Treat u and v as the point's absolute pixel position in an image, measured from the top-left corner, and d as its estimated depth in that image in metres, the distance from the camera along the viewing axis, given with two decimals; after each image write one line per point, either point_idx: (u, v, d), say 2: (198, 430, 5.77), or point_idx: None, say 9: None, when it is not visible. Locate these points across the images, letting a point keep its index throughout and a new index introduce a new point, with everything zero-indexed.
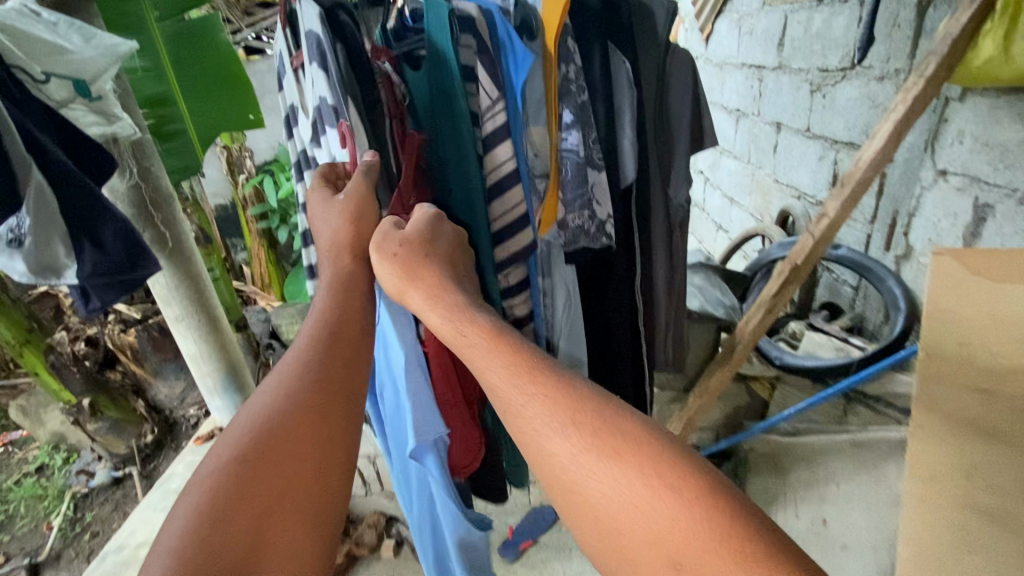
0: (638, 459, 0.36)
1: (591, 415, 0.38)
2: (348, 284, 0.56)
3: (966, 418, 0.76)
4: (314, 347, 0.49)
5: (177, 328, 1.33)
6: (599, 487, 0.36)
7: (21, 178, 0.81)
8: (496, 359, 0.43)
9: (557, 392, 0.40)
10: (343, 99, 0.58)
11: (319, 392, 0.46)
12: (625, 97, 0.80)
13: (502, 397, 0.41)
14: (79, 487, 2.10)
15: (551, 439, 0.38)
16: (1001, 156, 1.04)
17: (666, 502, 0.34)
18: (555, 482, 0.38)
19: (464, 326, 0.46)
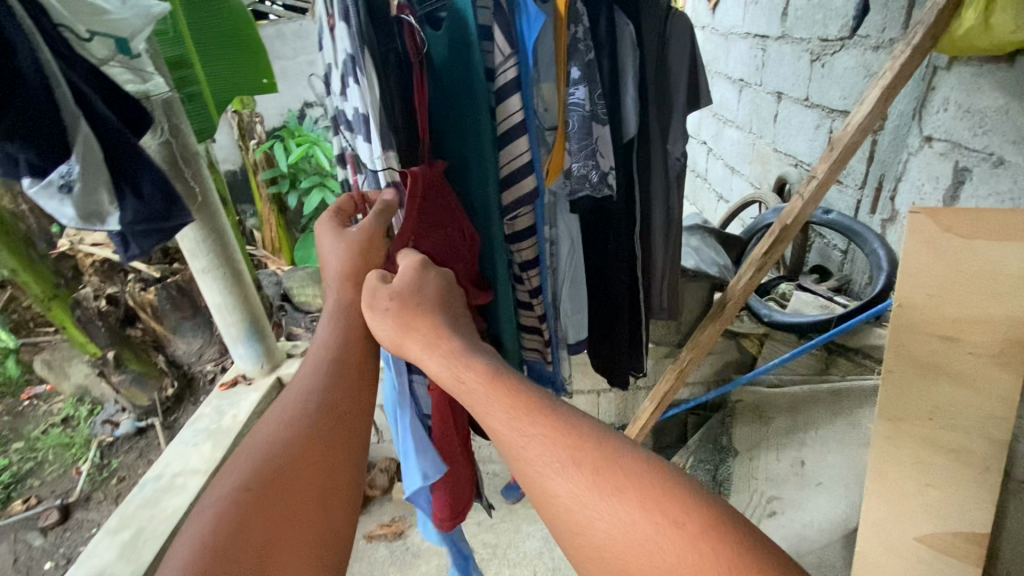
0: (639, 495, 0.42)
1: (592, 456, 0.45)
2: (351, 314, 0.70)
3: (926, 360, 0.83)
4: (320, 378, 0.63)
5: (203, 281, 1.43)
6: (604, 526, 0.42)
7: (69, 127, 0.87)
8: (502, 408, 0.50)
9: (557, 435, 0.47)
10: (359, 49, 0.65)
11: (323, 419, 0.59)
12: (629, 57, 0.87)
13: (509, 442, 0.49)
14: (104, 436, 2.09)
15: (555, 481, 0.45)
16: (979, 123, 1.12)
17: (672, 540, 0.39)
18: (564, 524, 0.44)
19: (462, 374, 0.55)
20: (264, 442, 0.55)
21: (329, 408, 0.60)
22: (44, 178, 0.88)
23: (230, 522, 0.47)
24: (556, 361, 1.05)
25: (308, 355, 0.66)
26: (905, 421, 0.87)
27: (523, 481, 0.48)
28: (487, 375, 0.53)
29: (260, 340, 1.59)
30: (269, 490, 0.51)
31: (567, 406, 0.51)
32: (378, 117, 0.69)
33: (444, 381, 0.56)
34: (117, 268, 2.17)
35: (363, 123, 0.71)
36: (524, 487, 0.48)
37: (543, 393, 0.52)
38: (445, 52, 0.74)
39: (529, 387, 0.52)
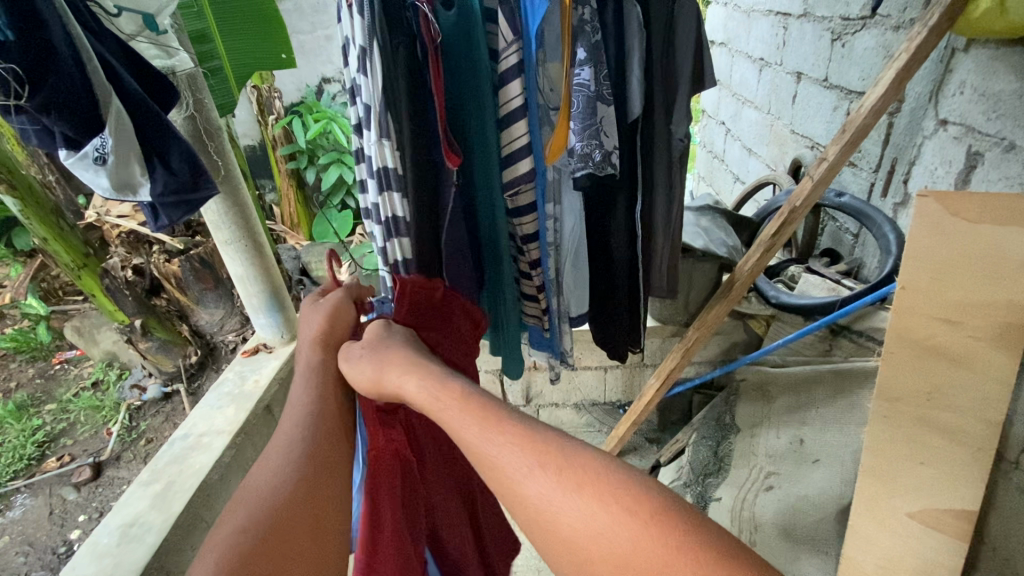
0: (597, 490, 0.47)
1: (556, 457, 0.50)
2: (319, 369, 0.75)
3: (927, 343, 0.81)
4: (305, 426, 0.66)
5: (226, 251, 1.49)
6: (569, 523, 0.46)
7: (102, 102, 0.91)
8: (472, 423, 0.55)
9: (524, 439, 0.52)
10: (369, 41, 0.75)
11: (315, 464, 0.63)
12: (635, 40, 0.90)
13: (481, 453, 0.53)
14: (133, 400, 2.19)
15: (524, 481, 0.49)
16: (994, 107, 1.10)
17: (628, 527, 0.44)
18: (535, 524, 0.48)
19: (438, 392, 0.60)
20: (259, 488, 0.58)
21: (316, 456, 0.63)
22: (79, 150, 0.92)
23: (236, 566, 0.50)
24: (554, 330, 1.17)
25: (289, 409, 0.69)
26: (901, 402, 0.85)
27: (495, 485, 0.52)
28: (461, 396, 0.58)
29: (281, 311, 1.65)
30: (269, 535, 0.54)
31: (530, 418, 0.56)
32: (379, 106, 0.79)
33: (425, 404, 0.61)
34: (143, 240, 2.26)
35: (374, 114, 0.81)
36: (494, 490, 0.53)
37: (507, 407, 0.57)
38: (451, 32, 0.81)
39: (495, 400, 0.58)
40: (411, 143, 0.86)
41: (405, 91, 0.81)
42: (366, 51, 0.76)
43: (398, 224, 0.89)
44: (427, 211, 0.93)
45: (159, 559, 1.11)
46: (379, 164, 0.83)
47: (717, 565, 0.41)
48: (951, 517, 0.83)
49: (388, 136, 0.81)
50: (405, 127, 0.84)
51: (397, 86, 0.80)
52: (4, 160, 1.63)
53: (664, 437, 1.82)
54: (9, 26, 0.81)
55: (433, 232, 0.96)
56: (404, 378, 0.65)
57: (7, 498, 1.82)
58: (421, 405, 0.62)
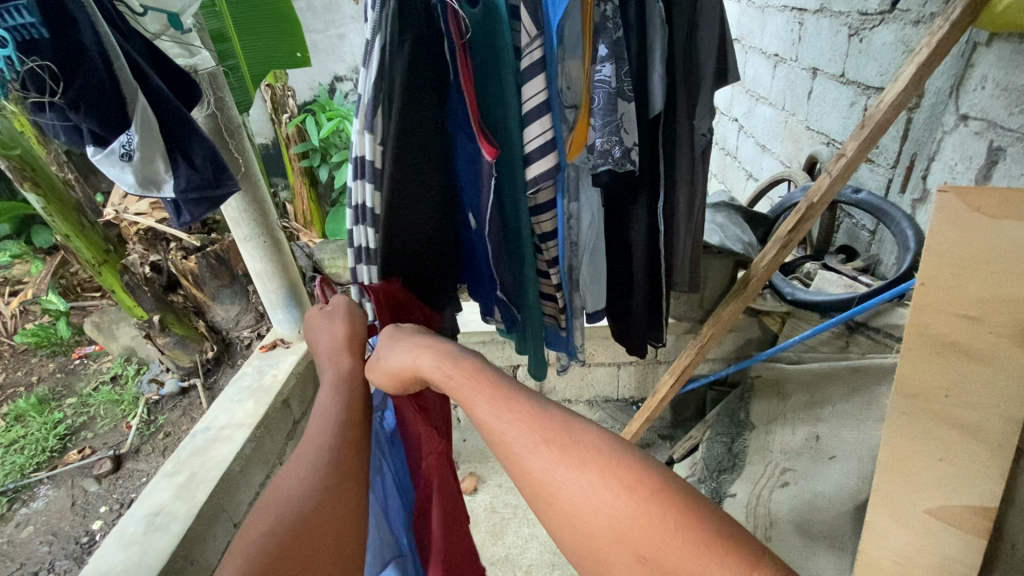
0: (600, 467, 0.48)
1: (560, 435, 0.51)
2: (348, 377, 0.80)
3: (947, 340, 0.81)
4: (328, 433, 0.68)
5: (245, 248, 1.52)
6: (571, 499, 0.48)
7: (128, 101, 0.93)
8: (483, 392, 0.57)
9: (531, 416, 0.53)
10: (372, 35, 0.78)
11: (337, 471, 0.63)
12: (657, 35, 0.90)
13: (490, 427, 0.55)
14: (151, 395, 2.23)
15: (529, 457, 0.51)
16: (1017, 101, 1.09)
17: (628, 503, 0.46)
18: (539, 498, 0.50)
19: (451, 371, 0.63)
20: (284, 493, 0.59)
21: (339, 462, 0.65)
22: (106, 147, 0.94)
23: (258, 567, 0.49)
24: (569, 328, 1.20)
25: (313, 424, 0.70)
26: (921, 398, 0.85)
27: (503, 459, 0.54)
28: (473, 370, 0.60)
29: (297, 307, 1.68)
30: (290, 536, 0.54)
31: (539, 398, 0.57)
32: (367, 100, 0.82)
33: (437, 378, 0.64)
34: (160, 237, 2.27)
35: (365, 107, 0.85)
36: (501, 462, 0.54)
37: (520, 385, 0.58)
38: (476, 28, 0.83)
39: (505, 378, 0.59)
40: (401, 137, 0.86)
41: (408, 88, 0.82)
42: (371, 46, 0.79)
43: (365, 211, 0.92)
44: (410, 204, 0.93)
45: (182, 547, 1.14)
46: (357, 153, 0.88)
47: (716, 541, 0.42)
48: (971, 514, 0.83)
49: (372, 131, 0.85)
50: (404, 124, 0.85)
51: (394, 83, 0.82)
52: (29, 157, 1.67)
53: (678, 433, 1.82)
54: (43, 24, 0.83)
55: (409, 227, 0.95)
56: (421, 356, 0.68)
57: (30, 489, 1.86)
58: (437, 379, 0.64)
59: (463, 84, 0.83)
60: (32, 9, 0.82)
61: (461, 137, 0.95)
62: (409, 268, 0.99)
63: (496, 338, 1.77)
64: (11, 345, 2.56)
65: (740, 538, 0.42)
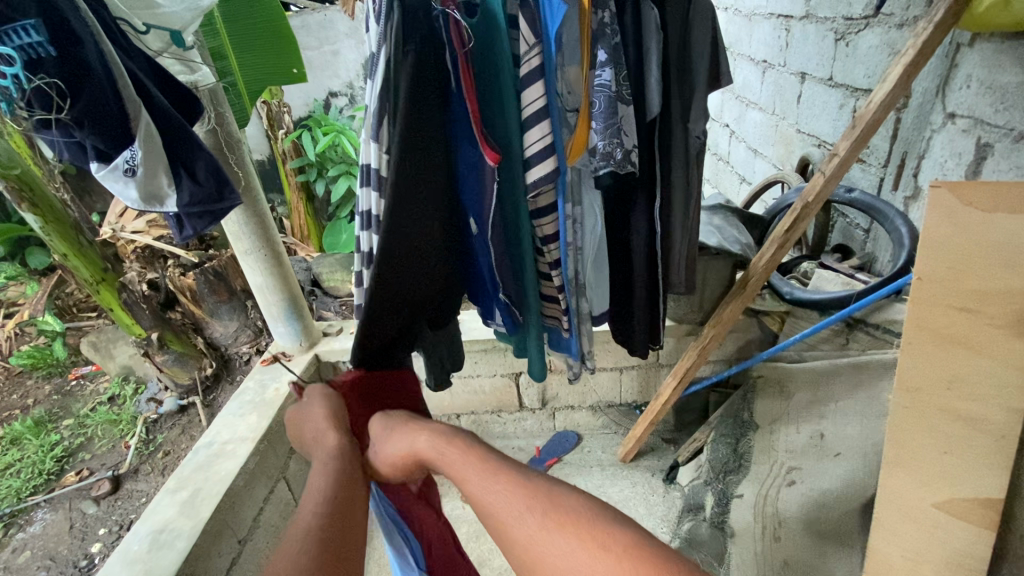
0: (579, 530, 0.56)
1: (541, 501, 0.59)
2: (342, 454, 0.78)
3: (948, 333, 0.85)
4: (318, 515, 0.65)
5: (246, 262, 1.52)
6: (556, 560, 0.55)
7: (132, 117, 0.94)
8: (474, 465, 0.65)
9: (518, 486, 0.61)
10: (379, 48, 0.82)
11: (326, 552, 0.60)
12: (652, 41, 0.93)
13: (480, 500, 0.62)
14: (149, 414, 2.21)
15: (517, 525, 0.58)
16: (1002, 98, 1.12)
17: (600, 558, 0.53)
18: (529, 562, 0.57)
19: (444, 447, 0.70)
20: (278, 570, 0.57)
21: (330, 540, 0.61)
22: (109, 163, 0.95)
23: None
24: (573, 330, 1.19)
25: (304, 506, 0.67)
26: (921, 392, 0.88)
27: (494, 528, 0.61)
28: (465, 446, 0.68)
29: (298, 319, 1.69)
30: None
31: (524, 467, 0.65)
32: (377, 109, 0.86)
33: (430, 453, 0.71)
34: (157, 254, 2.27)
35: (373, 118, 0.88)
36: (491, 529, 0.61)
37: (507, 458, 0.66)
38: (477, 37, 0.86)
39: (493, 452, 0.67)
40: (399, 136, 0.84)
41: (418, 91, 0.82)
42: (377, 57, 0.83)
43: (371, 218, 0.98)
44: (412, 207, 0.88)
45: (189, 565, 1.13)
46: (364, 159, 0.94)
47: None
48: (978, 506, 0.85)
49: (378, 139, 0.88)
50: (410, 135, 0.83)
51: (394, 89, 0.83)
52: (28, 178, 1.69)
53: (682, 437, 1.82)
54: (51, 42, 0.84)
55: (410, 240, 0.91)
56: (416, 437, 0.73)
57: (26, 513, 1.83)
58: (431, 458, 0.70)
59: (465, 88, 0.84)
60: (40, 29, 0.83)
61: (467, 144, 0.94)
62: (411, 276, 0.95)
63: (499, 346, 1.77)
64: (7, 367, 2.54)
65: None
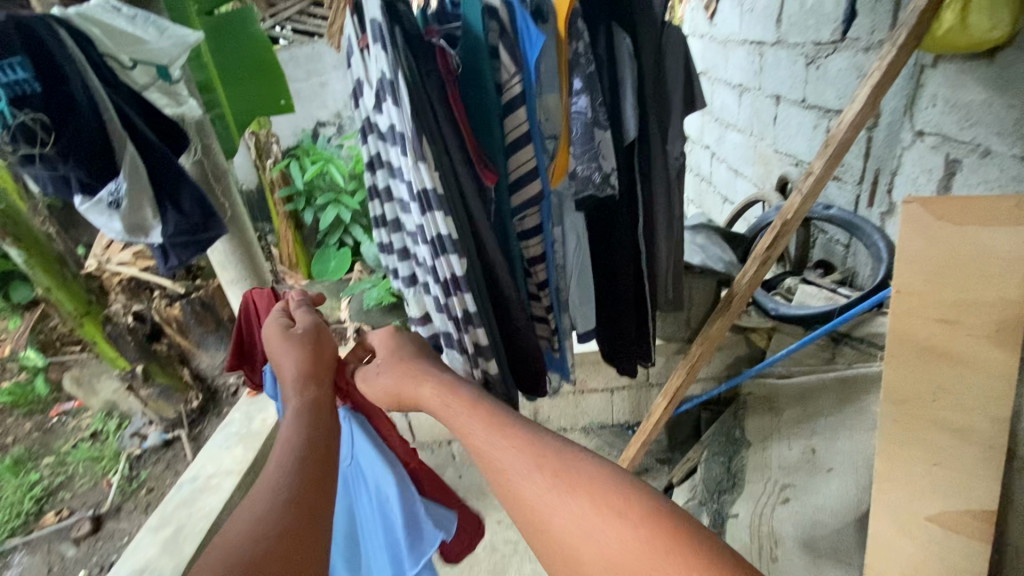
0: (591, 492, 0.46)
1: (552, 459, 0.49)
2: (317, 407, 0.65)
3: (927, 346, 0.91)
4: (289, 464, 0.53)
5: (232, 291, 1.52)
6: (562, 521, 0.45)
7: (118, 149, 0.95)
8: (481, 422, 0.56)
9: (526, 442, 0.52)
10: (394, 71, 0.77)
11: (299, 508, 0.48)
12: (626, 68, 0.96)
13: (484, 454, 0.53)
14: (133, 449, 2.17)
15: (522, 483, 0.49)
16: (966, 116, 1.17)
17: (616, 526, 0.43)
18: (532, 527, 0.47)
19: (450, 401, 0.61)
20: (225, 553, 0.42)
21: (304, 490, 0.50)
22: (93, 196, 0.96)
23: None
24: (562, 348, 1.22)
25: (277, 450, 0.56)
26: (909, 403, 0.93)
27: (495, 489, 0.51)
28: (471, 402, 0.60)
29: None
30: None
31: (536, 426, 0.55)
32: (412, 130, 0.80)
33: (438, 408, 0.63)
34: (142, 285, 2.27)
35: (409, 141, 0.81)
36: (493, 490, 0.52)
37: (515, 415, 0.57)
38: (464, 65, 0.87)
39: (504, 408, 0.58)
40: (446, 160, 0.87)
41: (431, 119, 0.84)
42: (394, 84, 0.78)
43: (443, 241, 0.87)
44: (482, 213, 0.93)
45: None
46: (418, 185, 0.83)
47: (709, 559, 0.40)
48: (970, 519, 0.88)
49: (425, 158, 0.81)
50: (437, 160, 0.86)
51: (428, 115, 0.84)
52: (11, 213, 1.68)
53: (675, 457, 1.81)
54: (37, 79, 0.85)
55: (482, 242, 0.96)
56: (421, 387, 0.67)
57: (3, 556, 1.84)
58: (434, 408, 0.63)
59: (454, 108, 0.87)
60: (26, 66, 0.83)
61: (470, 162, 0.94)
62: (499, 271, 0.99)
63: None
64: None
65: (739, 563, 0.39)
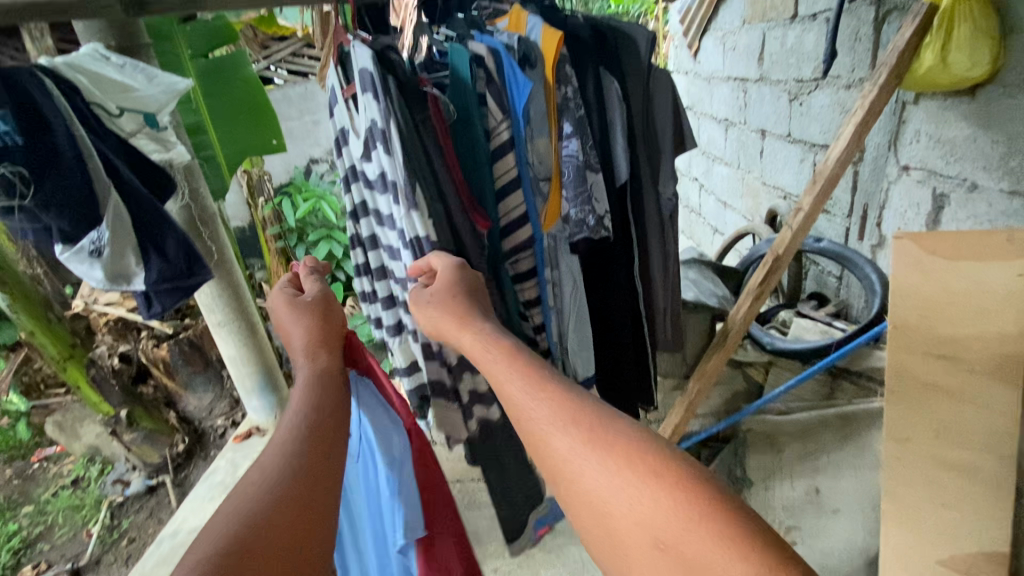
0: (624, 450, 0.43)
1: (588, 416, 0.46)
2: (326, 380, 0.62)
3: (929, 381, 0.89)
4: (295, 438, 0.51)
5: (219, 334, 1.47)
6: (592, 478, 0.42)
7: (101, 198, 0.93)
8: (516, 371, 0.53)
9: (562, 396, 0.48)
10: (388, 122, 0.79)
11: (300, 481, 0.46)
12: (615, 112, 0.99)
13: (516, 405, 0.50)
14: (115, 496, 2.14)
15: (553, 437, 0.45)
16: (951, 151, 1.18)
17: (649, 487, 0.40)
18: (560, 478, 0.45)
19: (490, 346, 0.58)
20: (226, 520, 0.41)
21: (309, 463, 0.49)
22: (74, 245, 0.95)
23: None
24: None
25: (283, 421, 0.54)
26: (912, 441, 0.91)
27: (526, 442, 0.49)
28: (513, 351, 0.56)
29: (274, 392, 1.62)
30: (237, 569, 0.37)
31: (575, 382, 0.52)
32: (405, 181, 0.81)
33: (477, 354, 0.59)
34: (130, 326, 2.27)
35: (402, 189, 0.82)
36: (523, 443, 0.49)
37: (553, 369, 0.53)
38: (457, 114, 0.87)
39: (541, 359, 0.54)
40: (441, 211, 0.86)
41: (426, 166, 0.84)
42: (387, 134, 0.80)
43: None
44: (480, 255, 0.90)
45: None
46: (411, 234, 0.84)
47: (749, 528, 0.36)
48: (982, 562, 0.86)
49: (417, 206, 0.82)
50: (431, 207, 0.84)
51: (423, 166, 0.84)
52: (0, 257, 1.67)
53: None
54: (17, 130, 0.84)
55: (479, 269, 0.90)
56: (463, 333, 0.62)
57: None
58: (473, 356, 0.59)
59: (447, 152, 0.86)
60: (8, 118, 0.83)
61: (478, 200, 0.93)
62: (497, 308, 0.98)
63: None
64: None
65: (785, 540, 0.35)
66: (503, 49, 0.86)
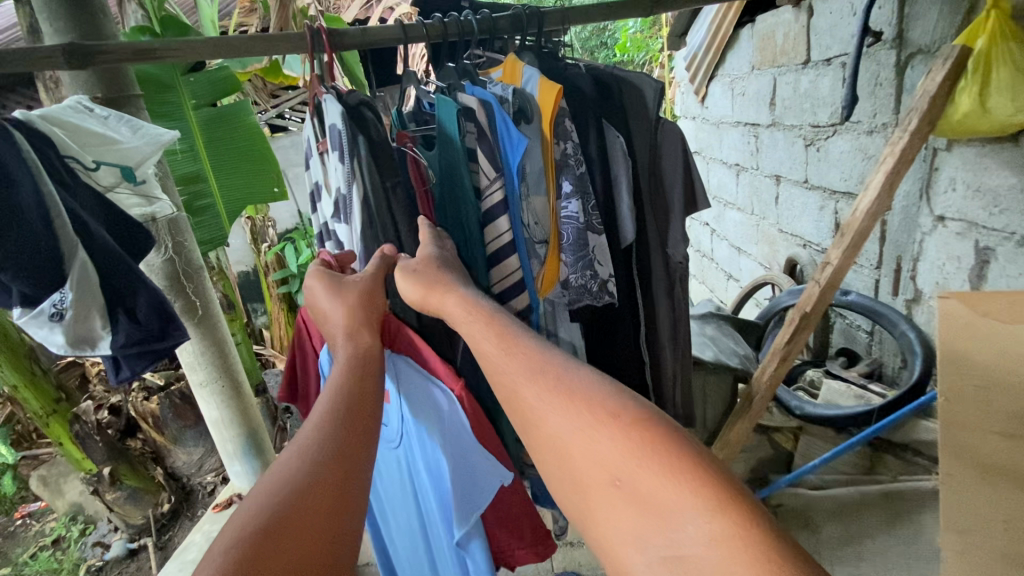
0: (586, 401, 0.43)
1: (555, 368, 0.47)
2: (360, 363, 0.62)
3: (991, 463, 0.74)
4: (332, 419, 0.51)
5: (201, 394, 1.38)
6: (557, 425, 0.43)
7: (66, 255, 0.85)
8: (488, 334, 0.54)
9: (532, 351, 0.50)
10: (350, 186, 0.74)
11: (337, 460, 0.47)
12: (620, 167, 0.91)
13: (491, 361, 0.52)
14: (93, 560, 2.00)
15: (522, 387, 0.47)
16: (994, 202, 1.09)
17: (607, 428, 0.41)
18: (524, 424, 0.46)
19: (470, 310, 0.60)
20: (264, 495, 0.42)
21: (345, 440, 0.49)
22: (35, 308, 0.87)
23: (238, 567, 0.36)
24: None
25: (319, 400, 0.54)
26: (975, 533, 0.77)
27: (498, 393, 0.50)
28: (489, 314, 0.57)
29: (258, 458, 1.51)
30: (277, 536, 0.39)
31: (545, 341, 0.52)
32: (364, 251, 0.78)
33: (458, 317, 0.60)
34: None
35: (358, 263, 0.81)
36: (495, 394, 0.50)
37: (527, 335, 0.53)
38: (440, 173, 0.81)
39: (519, 328, 0.55)
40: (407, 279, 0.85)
41: (390, 225, 0.79)
42: (348, 199, 0.75)
43: None
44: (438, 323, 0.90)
45: None
46: None
47: (697, 464, 0.38)
48: None
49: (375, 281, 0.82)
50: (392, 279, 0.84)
51: (387, 227, 0.79)
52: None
53: None
54: None
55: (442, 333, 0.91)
56: (445, 297, 0.63)
57: None
58: (455, 317, 0.61)
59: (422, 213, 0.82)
60: None
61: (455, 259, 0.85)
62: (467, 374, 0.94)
63: None
64: None
65: (741, 491, 0.35)
66: (494, 101, 0.80)
